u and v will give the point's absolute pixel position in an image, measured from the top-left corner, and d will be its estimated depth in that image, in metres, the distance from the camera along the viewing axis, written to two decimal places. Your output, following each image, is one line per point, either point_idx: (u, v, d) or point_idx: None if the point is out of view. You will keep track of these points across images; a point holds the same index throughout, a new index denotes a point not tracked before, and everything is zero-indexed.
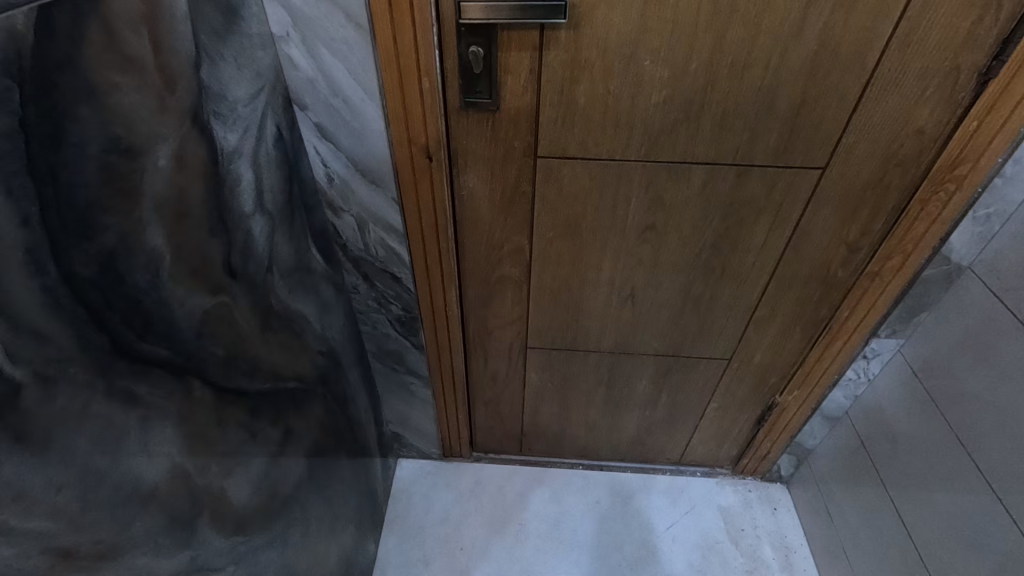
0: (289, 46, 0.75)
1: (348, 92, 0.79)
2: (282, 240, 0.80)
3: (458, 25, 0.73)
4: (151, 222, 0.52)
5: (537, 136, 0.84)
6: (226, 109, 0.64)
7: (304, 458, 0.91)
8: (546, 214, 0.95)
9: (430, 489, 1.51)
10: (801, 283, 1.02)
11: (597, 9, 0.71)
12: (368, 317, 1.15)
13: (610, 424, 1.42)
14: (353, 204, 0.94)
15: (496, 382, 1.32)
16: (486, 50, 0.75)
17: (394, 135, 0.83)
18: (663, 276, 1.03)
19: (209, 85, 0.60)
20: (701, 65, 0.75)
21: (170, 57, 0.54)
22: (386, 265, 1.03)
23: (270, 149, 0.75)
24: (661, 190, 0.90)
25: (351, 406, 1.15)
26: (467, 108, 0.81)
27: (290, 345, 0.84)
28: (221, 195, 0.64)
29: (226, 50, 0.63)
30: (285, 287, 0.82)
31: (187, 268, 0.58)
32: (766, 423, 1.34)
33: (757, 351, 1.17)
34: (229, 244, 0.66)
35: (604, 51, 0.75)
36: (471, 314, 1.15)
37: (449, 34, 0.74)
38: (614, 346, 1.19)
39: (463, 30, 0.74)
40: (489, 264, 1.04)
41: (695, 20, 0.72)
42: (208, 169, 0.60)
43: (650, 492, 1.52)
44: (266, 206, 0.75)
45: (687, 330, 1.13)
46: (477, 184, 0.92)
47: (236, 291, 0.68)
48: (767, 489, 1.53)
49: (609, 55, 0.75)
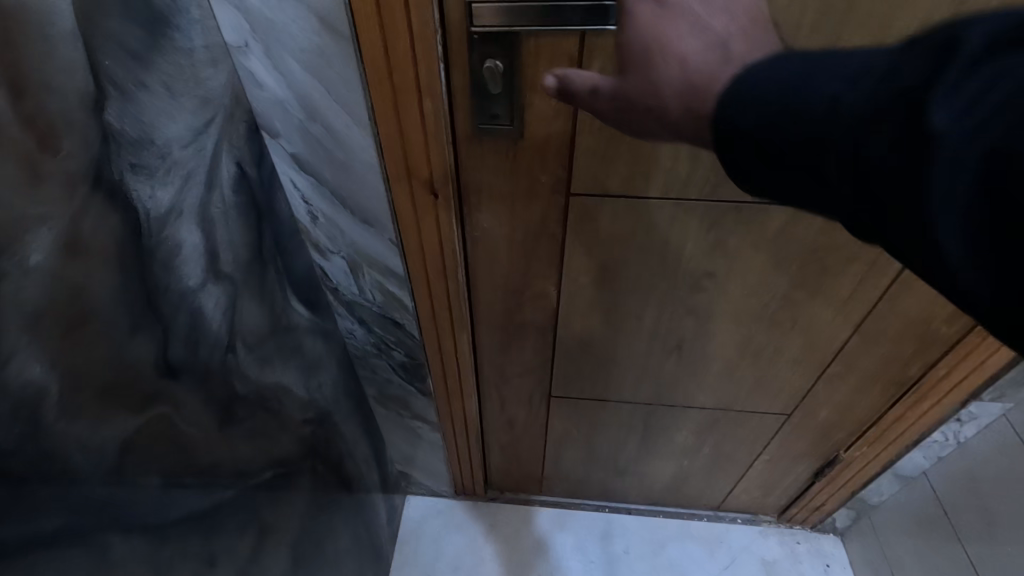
0: (249, 58, 0.58)
1: (328, 116, 0.62)
2: (247, 304, 0.64)
3: (469, 32, 0.54)
4: (20, 348, 0.36)
5: (571, 169, 0.66)
6: (153, 158, 0.47)
7: (286, 550, 0.77)
8: (578, 258, 0.77)
9: (441, 531, 1.36)
10: (891, 338, 0.83)
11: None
12: (366, 362, 1.00)
13: (643, 472, 1.25)
14: (342, 244, 0.77)
15: (514, 428, 1.16)
16: (506, 63, 0.56)
17: (390, 168, 0.65)
18: (718, 328, 0.85)
19: (122, 130, 0.43)
20: None
21: (44, 102, 0.37)
22: (385, 311, 0.87)
23: (225, 194, 0.58)
24: (726, 233, 0.71)
25: (349, 464, 1.01)
26: (482, 135, 0.63)
27: (263, 428, 0.68)
28: (150, 276, 0.47)
29: (150, 76, 0.46)
30: (257, 361, 0.67)
31: (93, 390, 0.42)
32: (824, 476, 1.17)
33: (824, 406, 0.99)
34: (165, 338, 0.49)
35: None
36: (486, 361, 0.98)
37: (457, 43, 0.55)
38: (653, 397, 1.01)
39: (476, 38, 0.55)
40: (507, 311, 0.86)
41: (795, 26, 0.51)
42: (121, 245, 0.44)
43: (685, 540, 1.37)
44: (223, 268, 0.58)
45: (742, 384, 0.96)
46: (493, 224, 0.73)
47: (181, 393, 0.52)
48: (817, 541, 1.36)
49: None
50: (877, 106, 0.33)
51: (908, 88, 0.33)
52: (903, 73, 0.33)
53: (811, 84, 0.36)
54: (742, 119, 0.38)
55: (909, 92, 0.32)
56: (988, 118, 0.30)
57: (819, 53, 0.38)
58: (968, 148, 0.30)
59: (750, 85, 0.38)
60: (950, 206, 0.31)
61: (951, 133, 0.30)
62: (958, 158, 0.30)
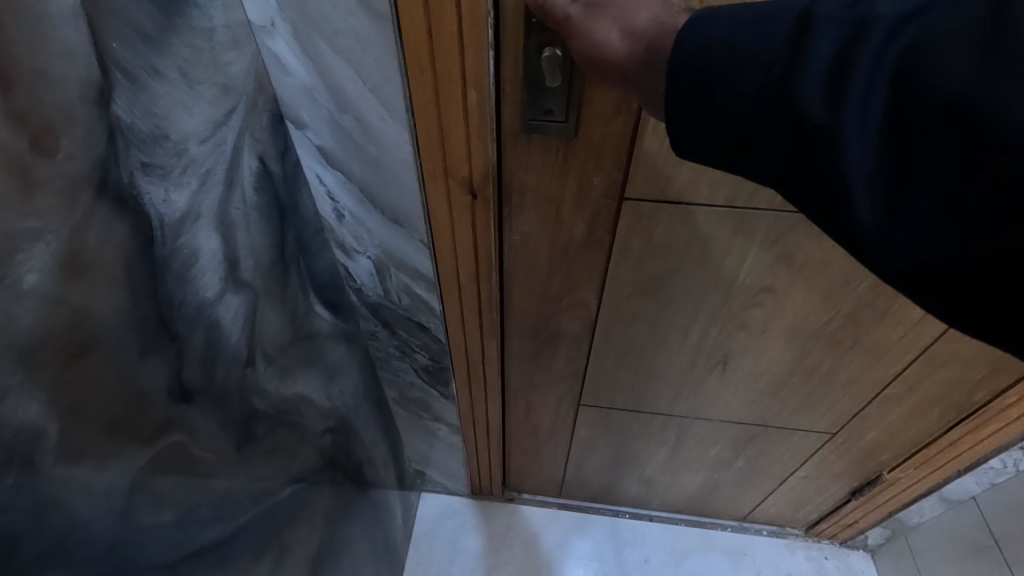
0: (275, 40, 0.52)
1: (361, 108, 0.55)
2: (268, 313, 0.59)
3: (527, 16, 0.47)
4: (12, 386, 0.31)
5: (628, 171, 0.59)
6: (167, 157, 0.41)
7: (305, 565, 0.73)
8: (625, 267, 0.70)
9: (457, 532, 1.33)
10: (960, 362, 0.76)
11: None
12: (388, 364, 0.95)
13: (670, 483, 1.20)
14: (369, 245, 0.71)
15: (538, 434, 1.10)
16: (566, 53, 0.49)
17: (425, 165, 0.58)
18: (771, 345, 0.79)
19: (131, 123, 0.37)
20: None
21: (40, 94, 0.31)
22: (411, 314, 0.81)
23: (245, 192, 0.52)
24: (794, 247, 0.65)
25: (367, 469, 0.96)
26: (530, 133, 0.56)
27: (282, 443, 0.63)
28: (161, 291, 0.41)
29: (163, 61, 0.40)
30: (277, 372, 0.62)
31: (100, 424, 0.37)
32: (862, 496, 1.11)
33: (874, 427, 0.92)
34: (180, 358, 0.44)
35: None
36: (514, 368, 0.92)
37: (511, 27, 0.49)
38: (689, 411, 0.96)
39: (534, 23, 0.48)
40: (542, 318, 0.80)
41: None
42: (131, 258, 0.38)
43: (708, 551, 1.32)
44: (243, 274, 0.53)
45: (788, 402, 0.90)
46: (534, 229, 0.67)
47: (198, 416, 0.47)
48: (846, 557, 1.31)
49: None
50: (802, 40, 0.35)
51: (829, 20, 0.35)
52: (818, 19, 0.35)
53: (744, 47, 0.37)
54: (692, 49, 0.38)
55: (833, 30, 0.35)
56: (896, 57, 0.33)
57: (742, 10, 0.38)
58: (877, 85, 0.33)
59: (711, 15, 0.39)
60: (862, 142, 0.33)
61: (867, 71, 0.33)
62: (869, 101, 0.33)
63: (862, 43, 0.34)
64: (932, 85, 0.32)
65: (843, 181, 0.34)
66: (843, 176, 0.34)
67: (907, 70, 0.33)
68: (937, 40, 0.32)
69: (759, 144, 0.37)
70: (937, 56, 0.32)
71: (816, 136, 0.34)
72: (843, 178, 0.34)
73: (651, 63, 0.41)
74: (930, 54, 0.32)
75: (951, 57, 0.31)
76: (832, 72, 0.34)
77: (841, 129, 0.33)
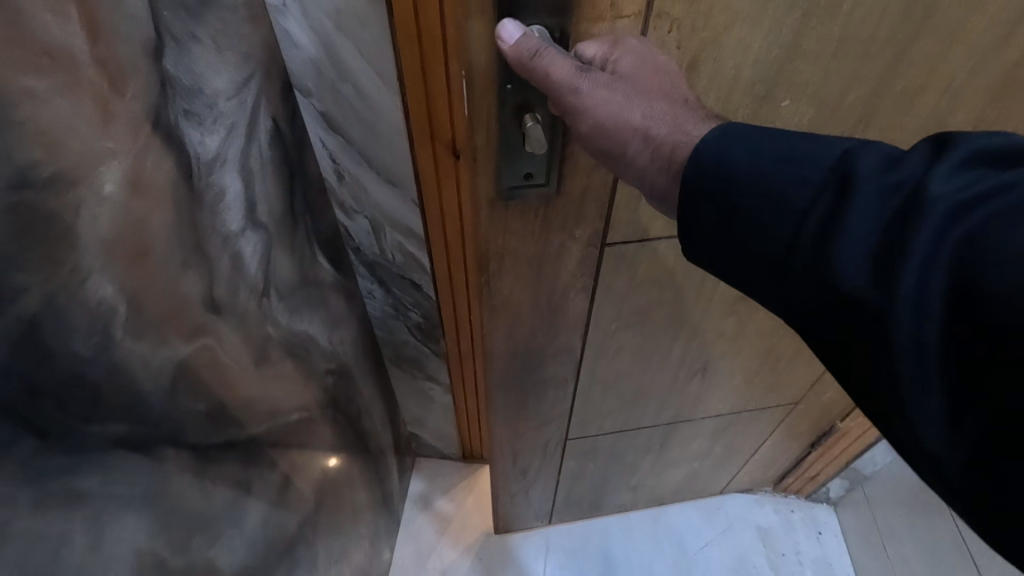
0: (286, 18, 0.61)
1: (360, 79, 0.65)
2: (281, 255, 0.69)
3: (501, 83, 0.46)
4: (95, 268, 0.40)
5: (609, 219, 0.60)
6: (202, 107, 0.50)
7: (310, 493, 0.82)
8: (611, 305, 0.73)
9: (450, 488, 1.43)
10: None
11: (724, 58, 0.46)
12: (385, 323, 1.05)
13: (653, 484, 1.29)
14: (366, 205, 0.81)
15: (526, 476, 1.13)
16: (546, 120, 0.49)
17: (415, 130, 0.68)
18: (744, 343, 0.86)
19: (178, 77, 0.47)
20: (864, 95, 0.51)
21: (115, 48, 0.40)
22: (405, 272, 0.91)
23: (263, 148, 0.62)
24: None
25: (366, 421, 1.06)
26: (509, 198, 0.56)
27: (292, 372, 0.73)
28: (197, 214, 0.51)
29: (200, 29, 0.49)
30: (288, 310, 0.72)
31: (153, 316, 0.46)
32: (819, 447, 1.21)
33: (829, 389, 1.02)
34: (211, 274, 0.53)
35: (729, 91, 0.48)
36: (500, 424, 0.94)
37: (479, 99, 0.47)
38: (670, 417, 1.03)
39: (507, 89, 0.47)
40: (527, 366, 0.81)
41: (856, 72, 0.49)
42: (178, 186, 0.48)
43: (684, 504, 1.42)
44: (261, 219, 0.63)
45: (761, 389, 0.99)
46: (516, 288, 0.68)
47: (224, 328, 0.56)
48: (812, 510, 1.41)
49: (734, 96, 0.49)
50: (845, 200, 0.37)
51: (880, 180, 0.37)
52: (862, 173, 0.37)
53: (782, 189, 0.39)
54: (708, 159, 0.41)
55: (886, 195, 0.37)
56: (958, 240, 0.34)
57: (772, 136, 0.41)
58: (933, 267, 0.34)
59: (733, 132, 0.41)
60: (916, 323, 0.34)
61: (925, 251, 0.34)
62: (925, 279, 0.34)
63: (912, 226, 0.35)
64: (995, 281, 0.32)
65: (888, 356, 0.35)
66: (888, 351, 0.35)
67: (968, 256, 0.33)
68: (999, 241, 0.33)
69: (792, 285, 0.39)
70: (997, 255, 0.32)
71: (862, 301, 0.35)
72: (888, 354, 0.35)
73: (674, 176, 0.43)
74: (988, 251, 0.33)
75: (1009, 259, 0.32)
76: (884, 241, 0.36)
77: (890, 308, 0.34)
